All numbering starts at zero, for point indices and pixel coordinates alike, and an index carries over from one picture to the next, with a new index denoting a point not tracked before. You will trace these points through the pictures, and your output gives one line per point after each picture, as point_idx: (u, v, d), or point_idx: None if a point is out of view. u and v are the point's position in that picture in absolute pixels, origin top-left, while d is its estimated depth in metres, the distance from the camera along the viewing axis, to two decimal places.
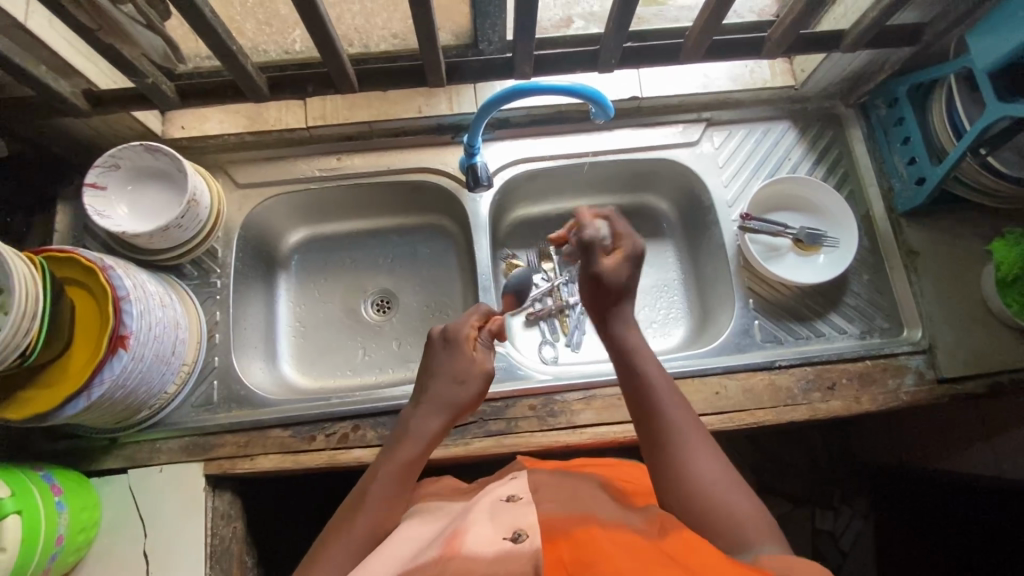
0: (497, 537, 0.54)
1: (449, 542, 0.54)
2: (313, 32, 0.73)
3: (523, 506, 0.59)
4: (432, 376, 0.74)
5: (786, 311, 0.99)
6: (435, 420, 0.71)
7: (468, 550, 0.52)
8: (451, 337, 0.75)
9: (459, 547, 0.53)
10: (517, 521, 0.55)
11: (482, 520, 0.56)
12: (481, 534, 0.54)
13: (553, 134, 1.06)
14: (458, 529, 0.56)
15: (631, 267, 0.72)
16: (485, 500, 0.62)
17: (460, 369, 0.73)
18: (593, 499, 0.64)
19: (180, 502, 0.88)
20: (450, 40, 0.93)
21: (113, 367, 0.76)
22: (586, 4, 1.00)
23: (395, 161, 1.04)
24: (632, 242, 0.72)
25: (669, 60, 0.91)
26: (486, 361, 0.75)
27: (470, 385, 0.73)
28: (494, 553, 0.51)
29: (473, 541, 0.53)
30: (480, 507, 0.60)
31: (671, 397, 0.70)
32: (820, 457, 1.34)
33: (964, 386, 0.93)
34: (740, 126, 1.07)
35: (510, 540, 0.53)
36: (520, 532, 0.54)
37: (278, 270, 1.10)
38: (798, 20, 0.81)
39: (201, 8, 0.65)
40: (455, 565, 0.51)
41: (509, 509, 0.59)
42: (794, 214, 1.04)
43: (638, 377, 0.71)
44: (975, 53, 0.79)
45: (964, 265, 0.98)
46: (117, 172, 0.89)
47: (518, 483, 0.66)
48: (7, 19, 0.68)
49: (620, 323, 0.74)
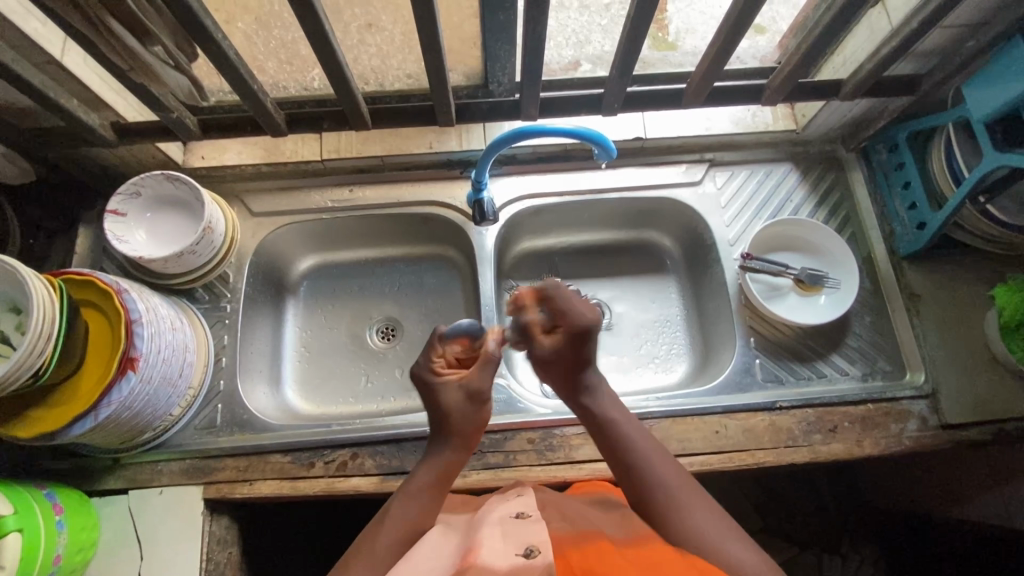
0: (509, 551, 0.54)
1: (463, 557, 0.55)
2: (331, 74, 0.78)
3: (533, 522, 0.60)
4: (434, 417, 0.71)
5: (787, 351, 0.99)
6: (450, 453, 0.70)
7: (483, 563, 0.53)
8: (420, 381, 0.72)
9: (474, 560, 0.53)
10: (527, 538, 0.56)
11: (495, 537, 0.57)
12: (495, 549, 0.55)
13: (558, 171, 1.09)
14: (471, 546, 0.57)
15: (571, 345, 0.70)
16: (494, 515, 0.63)
17: (446, 406, 0.69)
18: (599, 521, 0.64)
19: (180, 525, 0.88)
20: (460, 81, 0.95)
21: (121, 388, 0.78)
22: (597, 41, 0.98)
23: (406, 194, 1.08)
24: (571, 320, 0.70)
25: (672, 104, 0.95)
26: (475, 381, 0.69)
27: (461, 412, 0.70)
28: (508, 567, 0.52)
29: (487, 557, 0.53)
30: (489, 523, 0.61)
31: (653, 455, 0.69)
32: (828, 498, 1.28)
33: (968, 431, 0.93)
34: (743, 167, 1.10)
35: (522, 556, 0.53)
36: (532, 548, 0.54)
37: (288, 296, 1.12)
38: (796, 69, 0.84)
39: (225, 51, 0.69)
40: None
41: (520, 526, 0.59)
42: (794, 255, 1.05)
43: (617, 431, 0.71)
44: (972, 104, 0.81)
45: (967, 311, 0.98)
46: (138, 200, 0.93)
47: (523, 501, 0.66)
48: (45, 56, 0.72)
49: (593, 395, 0.73)
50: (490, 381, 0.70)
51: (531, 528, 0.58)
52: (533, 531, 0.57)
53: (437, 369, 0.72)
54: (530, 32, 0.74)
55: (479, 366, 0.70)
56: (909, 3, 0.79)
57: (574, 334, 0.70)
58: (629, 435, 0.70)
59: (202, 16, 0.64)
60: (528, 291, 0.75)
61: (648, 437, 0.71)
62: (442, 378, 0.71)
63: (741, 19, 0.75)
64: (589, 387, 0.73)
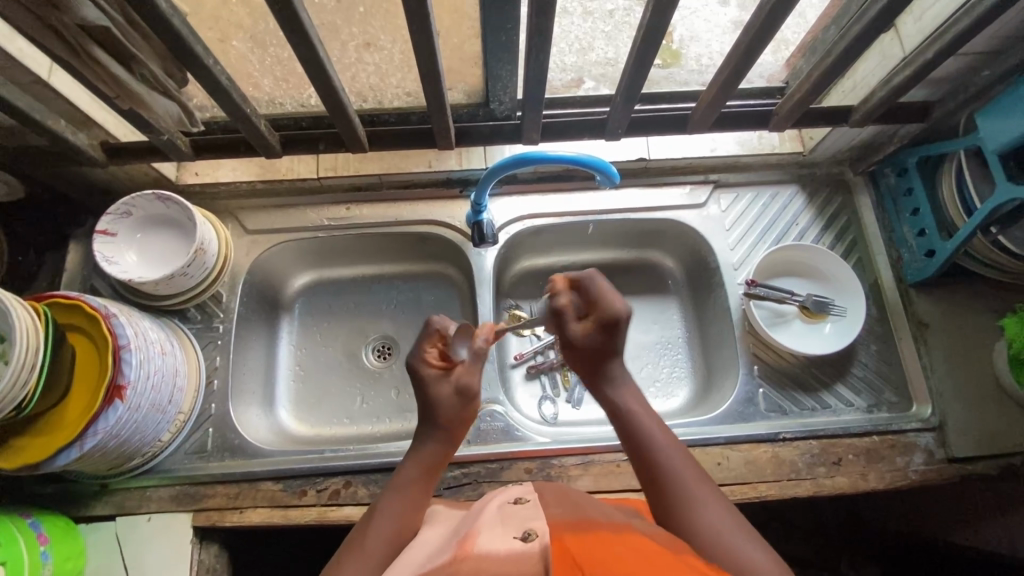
0: (507, 536, 0.52)
1: (461, 546, 0.53)
2: (327, 99, 0.76)
3: (530, 509, 0.58)
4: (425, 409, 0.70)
5: (791, 381, 0.97)
6: (436, 444, 0.70)
7: (482, 549, 0.50)
8: (414, 373, 0.71)
9: (472, 548, 0.51)
10: (526, 523, 0.54)
11: (492, 525, 0.55)
12: (492, 535, 0.52)
13: (559, 191, 1.07)
14: (469, 534, 0.54)
15: (603, 333, 0.70)
16: (492, 505, 0.61)
17: (433, 397, 0.69)
18: (599, 510, 0.63)
19: (167, 554, 0.86)
20: (461, 99, 0.92)
21: (107, 417, 0.76)
22: (601, 50, 0.95)
23: (403, 213, 1.06)
24: (607, 311, 0.70)
25: (678, 129, 0.93)
26: (464, 377, 0.70)
27: (448, 405, 0.69)
28: (506, 550, 0.49)
29: (484, 543, 0.51)
30: (488, 512, 0.59)
31: (668, 448, 0.66)
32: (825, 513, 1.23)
33: (975, 466, 0.91)
34: (747, 189, 1.07)
35: (520, 540, 0.51)
36: (531, 532, 0.52)
37: (281, 313, 1.10)
38: (806, 96, 0.82)
39: (217, 76, 0.67)
40: (468, 565, 0.49)
41: (519, 513, 0.57)
42: (798, 281, 1.03)
43: (636, 420, 0.69)
44: (985, 133, 0.79)
45: (975, 343, 0.96)
46: (129, 220, 0.91)
47: (522, 488, 0.66)
48: (31, 77, 0.71)
49: (611, 384, 0.72)
50: (478, 379, 0.70)
51: (529, 517, 0.56)
52: (531, 518, 0.55)
53: (430, 359, 0.71)
54: (532, 60, 0.72)
55: (468, 363, 0.71)
56: (923, 33, 0.77)
57: (604, 323, 0.70)
58: (645, 427, 0.68)
59: (191, 43, 0.62)
60: (563, 278, 0.74)
61: (667, 432, 0.68)
62: (433, 370, 0.70)
63: (749, 51, 0.73)
64: (612, 379, 0.72)
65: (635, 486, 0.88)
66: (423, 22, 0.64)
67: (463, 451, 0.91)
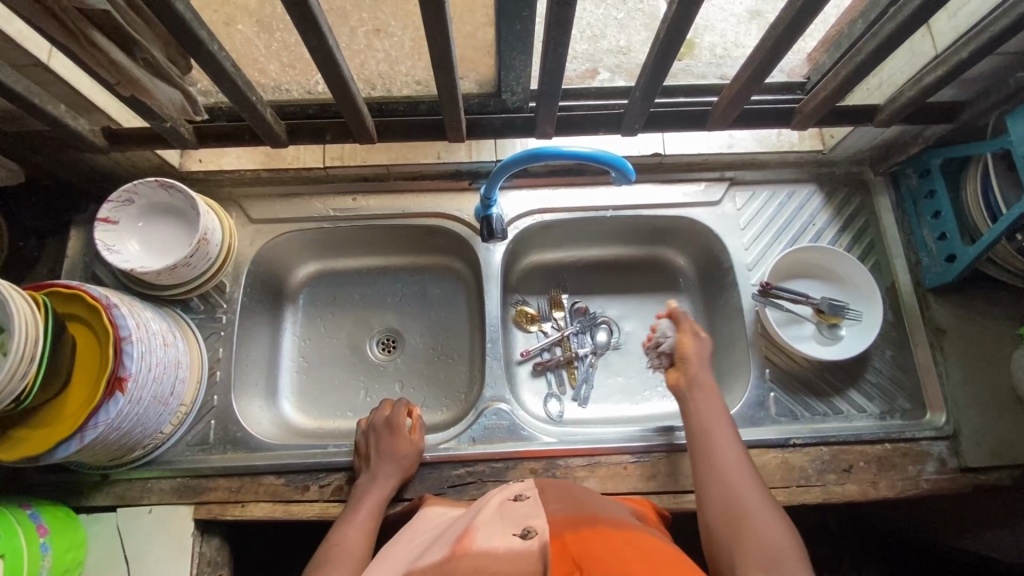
0: (507, 534, 0.51)
1: (459, 541, 0.51)
2: (334, 88, 0.73)
3: (530, 506, 0.56)
4: (378, 450, 0.85)
5: (802, 384, 0.96)
6: (386, 479, 0.84)
7: (480, 547, 0.49)
8: (384, 427, 0.88)
9: (470, 544, 0.49)
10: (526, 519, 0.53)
11: (490, 522, 0.54)
12: (492, 532, 0.51)
13: (571, 186, 1.04)
14: (467, 530, 0.53)
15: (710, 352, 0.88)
16: (492, 502, 0.60)
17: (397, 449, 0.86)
18: (599, 507, 0.62)
19: (168, 545, 0.85)
20: (472, 89, 0.89)
21: (108, 410, 0.75)
22: (612, 37, 0.93)
23: (411, 205, 1.03)
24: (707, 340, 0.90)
25: (695, 125, 0.90)
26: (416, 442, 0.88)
27: (399, 448, 0.86)
28: (504, 549, 0.48)
29: (484, 539, 0.50)
30: (487, 509, 0.58)
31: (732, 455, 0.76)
32: (829, 516, 1.21)
33: (988, 476, 0.89)
34: (764, 188, 1.05)
35: (519, 536, 0.50)
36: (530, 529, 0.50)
37: (285, 304, 1.08)
38: (832, 94, 0.79)
39: (222, 63, 0.64)
40: (466, 562, 0.47)
41: (520, 510, 0.56)
42: (815, 283, 1.01)
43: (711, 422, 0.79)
44: (1014, 134, 0.75)
45: (993, 351, 0.93)
46: (131, 208, 0.89)
47: (522, 486, 0.65)
48: (30, 60, 0.68)
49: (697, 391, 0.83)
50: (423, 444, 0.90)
51: (529, 515, 0.54)
52: (531, 516, 0.54)
53: (399, 422, 0.88)
54: (550, 51, 0.69)
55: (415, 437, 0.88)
56: (958, 30, 0.74)
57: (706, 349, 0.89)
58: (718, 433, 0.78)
59: (195, 29, 0.59)
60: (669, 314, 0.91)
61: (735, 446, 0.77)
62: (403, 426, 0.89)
63: (776, 47, 0.69)
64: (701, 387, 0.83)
65: (641, 489, 0.87)
66: (437, 11, 0.61)
67: (468, 449, 0.90)
